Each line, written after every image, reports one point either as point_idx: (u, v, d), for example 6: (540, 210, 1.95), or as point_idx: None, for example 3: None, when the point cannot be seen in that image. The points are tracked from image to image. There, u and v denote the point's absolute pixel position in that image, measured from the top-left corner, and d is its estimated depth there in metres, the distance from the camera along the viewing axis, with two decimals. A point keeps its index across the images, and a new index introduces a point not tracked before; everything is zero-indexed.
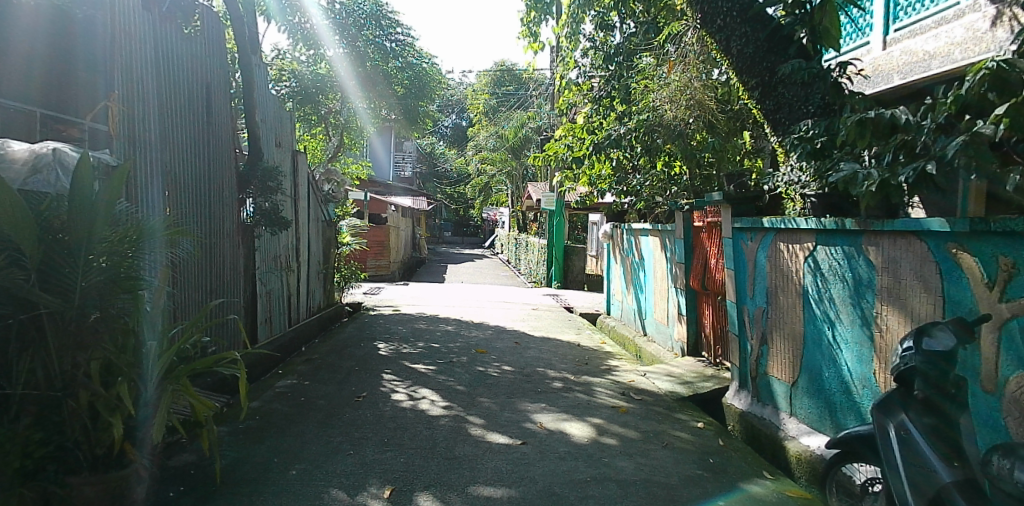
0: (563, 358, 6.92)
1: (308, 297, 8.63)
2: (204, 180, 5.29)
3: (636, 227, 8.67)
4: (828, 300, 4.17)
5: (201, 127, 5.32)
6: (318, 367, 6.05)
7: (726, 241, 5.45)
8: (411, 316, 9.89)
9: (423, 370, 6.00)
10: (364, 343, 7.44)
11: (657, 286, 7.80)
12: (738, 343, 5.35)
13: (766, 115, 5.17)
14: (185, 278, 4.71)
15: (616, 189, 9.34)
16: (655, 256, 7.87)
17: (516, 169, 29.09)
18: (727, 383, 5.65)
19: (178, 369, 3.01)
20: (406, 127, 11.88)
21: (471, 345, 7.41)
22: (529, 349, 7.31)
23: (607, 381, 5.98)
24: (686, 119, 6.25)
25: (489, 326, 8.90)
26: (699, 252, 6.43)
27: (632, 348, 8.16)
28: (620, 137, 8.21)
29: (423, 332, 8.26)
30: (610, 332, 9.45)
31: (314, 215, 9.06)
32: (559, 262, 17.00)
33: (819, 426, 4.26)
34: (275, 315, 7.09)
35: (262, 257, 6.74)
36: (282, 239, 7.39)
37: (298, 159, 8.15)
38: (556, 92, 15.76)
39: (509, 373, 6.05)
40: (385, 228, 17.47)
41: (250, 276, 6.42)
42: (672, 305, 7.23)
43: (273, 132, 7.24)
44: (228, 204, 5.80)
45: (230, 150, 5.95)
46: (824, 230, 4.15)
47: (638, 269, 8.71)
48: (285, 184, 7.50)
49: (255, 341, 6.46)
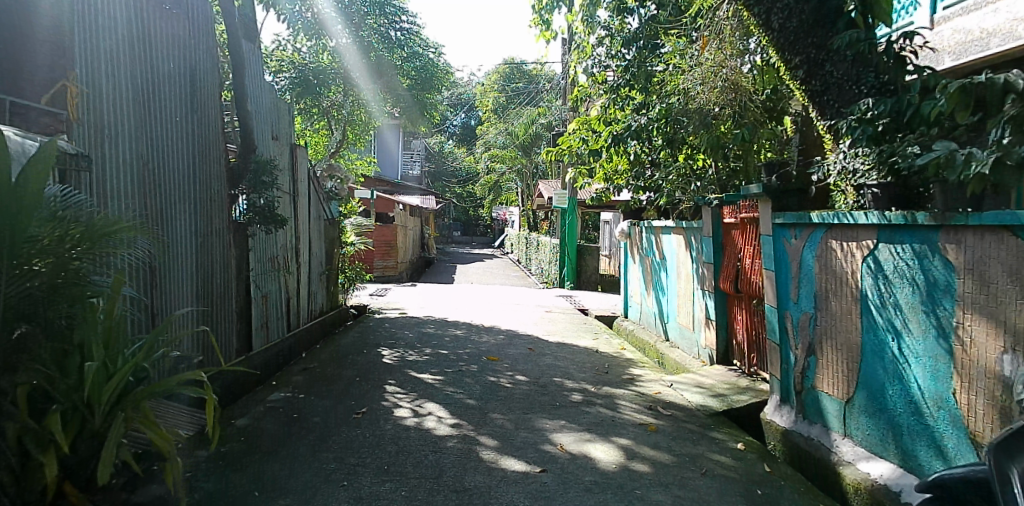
0: (581, 367, 6.39)
1: (309, 300, 8.15)
2: (187, 175, 4.82)
3: (657, 225, 8.13)
4: (894, 307, 3.61)
5: (185, 116, 4.85)
6: (316, 377, 5.55)
7: (765, 238, 4.92)
8: (418, 319, 9.38)
9: (430, 381, 5.49)
10: (367, 349, 6.94)
11: (681, 288, 7.26)
12: (780, 352, 4.82)
13: (810, 98, 4.65)
14: (161, 281, 4.24)
15: (636, 184, 8.87)
16: (678, 255, 7.33)
17: (526, 167, 28.53)
18: (765, 396, 5.12)
19: (133, 393, 2.53)
20: (413, 122, 11.39)
21: (482, 352, 6.89)
22: (544, 356, 6.80)
23: (632, 394, 5.46)
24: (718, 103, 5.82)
25: (501, 330, 8.39)
26: (730, 252, 5.89)
27: (654, 354, 7.62)
28: (646, 127, 7.66)
29: (431, 337, 7.76)
30: (629, 337, 8.90)
31: (315, 212, 8.57)
32: (572, 261, 16.41)
33: (881, 450, 3.72)
34: (272, 320, 6.61)
35: (257, 258, 6.29)
36: (280, 239, 6.92)
37: (297, 153, 7.69)
38: (569, 85, 15.19)
39: (524, 383, 5.53)
40: (392, 227, 17.01)
41: (243, 279, 5.96)
42: (698, 309, 6.68)
43: (269, 125, 6.78)
44: (215, 201, 5.34)
45: (218, 142, 5.48)
46: (888, 225, 3.60)
47: (659, 269, 8.16)
48: (283, 179, 7.03)
49: (250, 348, 6.01)
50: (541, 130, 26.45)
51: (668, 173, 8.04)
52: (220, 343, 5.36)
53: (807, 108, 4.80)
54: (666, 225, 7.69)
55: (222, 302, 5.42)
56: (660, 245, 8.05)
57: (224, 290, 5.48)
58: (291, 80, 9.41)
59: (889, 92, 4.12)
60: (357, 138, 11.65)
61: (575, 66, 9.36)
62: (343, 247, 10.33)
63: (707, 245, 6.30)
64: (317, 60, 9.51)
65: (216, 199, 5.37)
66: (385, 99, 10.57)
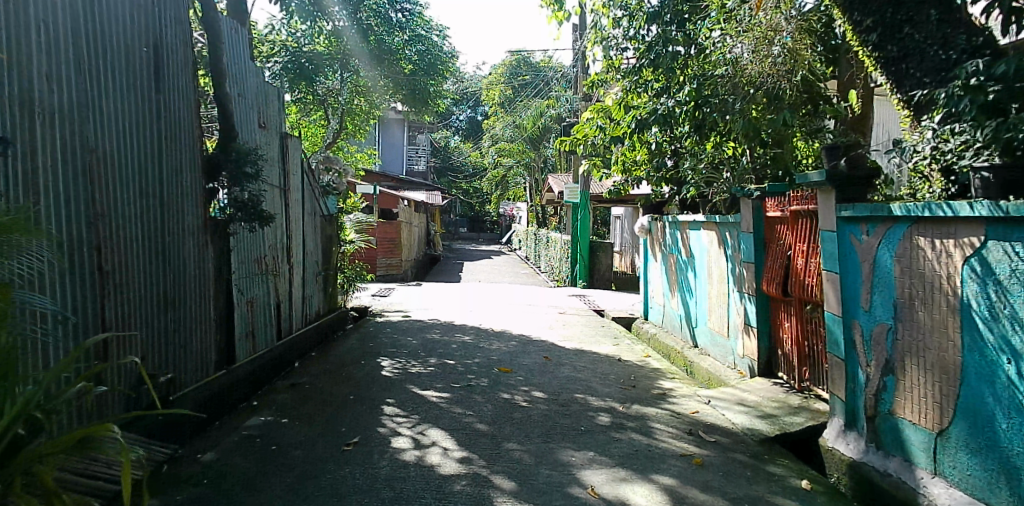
0: (604, 379, 5.66)
1: (302, 304, 7.46)
2: (148, 165, 4.13)
3: (683, 220, 7.40)
4: (1009, 320, 2.85)
5: (147, 96, 4.15)
6: (304, 396, 4.86)
7: (827, 235, 4.19)
8: (422, 323, 8.68)
9: (435, 399, 4.78)
10: (365, 360, 6.25)
11: (714, 290, 6.54)
12: (846, 369, 4.08)
13: (883, 66, 3.94)
14: (107, 291, 3.58)
15: (658, 174, 8.20)
16: (709, 253, 6.61)
17: (535, 161, 27.76)
18: (824, 419, 4.38)
19: (23, 450, 1.91)
20: (416, 109, 10.51)
21: (492, 362, 6.19)
22: (561, 367, 6.09)
23: (666, 414, 4.74)
24: (771, 79, 5.68)
25: (512, 336, 7.68)
26: (775, 250, 5.18)
27: (682, 362, 6.92)
28: (682, 107, 6.82)
29: (436, 344, 7.05)
30: (651, 341, 8.18)
31: (309, 208, 7.88)
32: (584, 259, 15.65)
33: (987, 496, 2.95)
34: (258, 327, 5.93)
35: (240, 259, 5.60)
36: (268, 238, 6.23)
37: (287, 143, 7.00)
38: (580, 73, 14.42)
39: (542, 402, 4.81)
40: (396, 224, 16.30)
41: (224, 283, 5.29)
42: (735, 313, 5.97)
43: (254, 110, 6.10)
44: (186, 196, 4.66)
45: (190, 128, 4.79)
46: (1003, 217, 2.84)
47: (685, 269, 7.45)
48: (270, 171, 6.35)
49: (232, 362, 5.34)
50: (550, 122, 25.65)
51: (698, 161, 7.35)
52: (194, 358, 4.69)
53: (877, 77, 4.14)
54: (695, 219, 6.96)
55: (195, 311, 4.74)
56: (687, 242, 7.34)
57: (198, 295, 4.81)
58: (287, 67, 8.44)
59: (985, 55, 3.53)
60: (355, 129, 10.96)
61: (591, 50, 8.60)
62: (342, 246, 9.64)
63: (747, 242, 5.60)
64: (314, 43, 8.62)
65: (187, 194, 4.68)
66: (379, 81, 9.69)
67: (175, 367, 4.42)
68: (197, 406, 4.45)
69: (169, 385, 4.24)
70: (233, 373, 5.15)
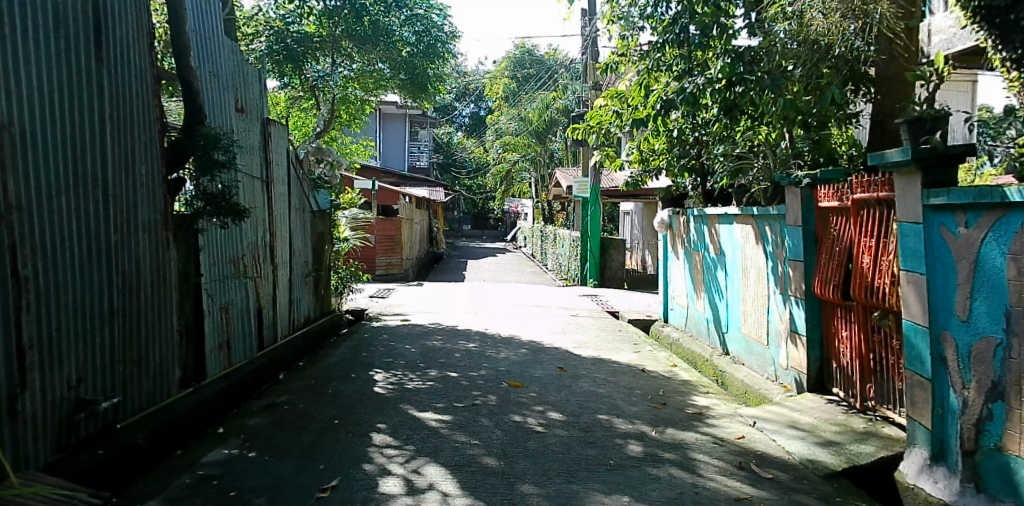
0: (629, 395, 4.92)
1: (289, 309, 6.77)
2: (87, 146, 3.41)
3: (711, 213, 6.67)
4: None
5: (84, 64, 3.42)
6: (281, 420, 4.13)
7: (911, 228, 3.44)
8: (422, 328, 7.96)
9: (434, 423, 4.05)
10: (356, 372, 5.53)
11: (749, 291, 5.83)
12: (935, 392, 3.32)
13: (985, 18, 3.22)
14: (21, 305, 2.86)
15: (683, 160, 7.51)
16: (744, 250, 5.89)
17: (541, 155, 26.97)
18: (900, 448, 3.63)
19: None
20: (412, 96, 9.61)
21: (500, 374, 5.45)
22: (579, 380, 5.36)
23: (708, 441, 4.01)
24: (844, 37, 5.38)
25: (521, 342, 6.95)
26: (832, 246, 4.45)
27: (712, 372, 6.22)
28: (714, 83, 6.02)
29: (437, 353, 6.32)
30: (673, 347, 7.47)
31: (297, 202, 7.16)
32: (594, 257, 14.90)
33: None
34: (234, 336, 5.22)
35: (213, 260, 4.91)
36: (247, 236, 5.54)
37: (270, 130, 6.29)
38: (589, 60, 13.67)
39: (560, 426, 4.07)
40: (397, 220, 15.56)
41: (191, 287, 4.60)
42: (778, 319, 5.27)
43: (229, 90, 5.39)
44: (140, 186, 3.95)
45: (146, 107, 4.08)
46: None
47: (713, 267, 6.73)
48: (249, 160, 5.64)
49: (201, 377, 4.67)
50: (556, 114, 24.88)
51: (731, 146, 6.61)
52: (151, 376, 4.00)
53: (977, 31, 3.40)
54: (726, 212, 6.24)
55: (153, 322, 4.06)
56: (716, 237, 6.61)
57: (156, 302, 4.10)
58: (277, 51, 7.75)
59: None
60: (349, 117, 10.23)
61: (606, 28, 7.74)
62: (336, 244, 8.92)
63: (795, 238, 4.88)
64: (304, 26, 7.95)
65: (142, 184, 3.97)
66: (373, 60, 8.96)
67: (124, 391, 3.71)
68: (149, 433, 3.76)
69: (114, 410, 3.56)
70: (200, 392, 4.47)
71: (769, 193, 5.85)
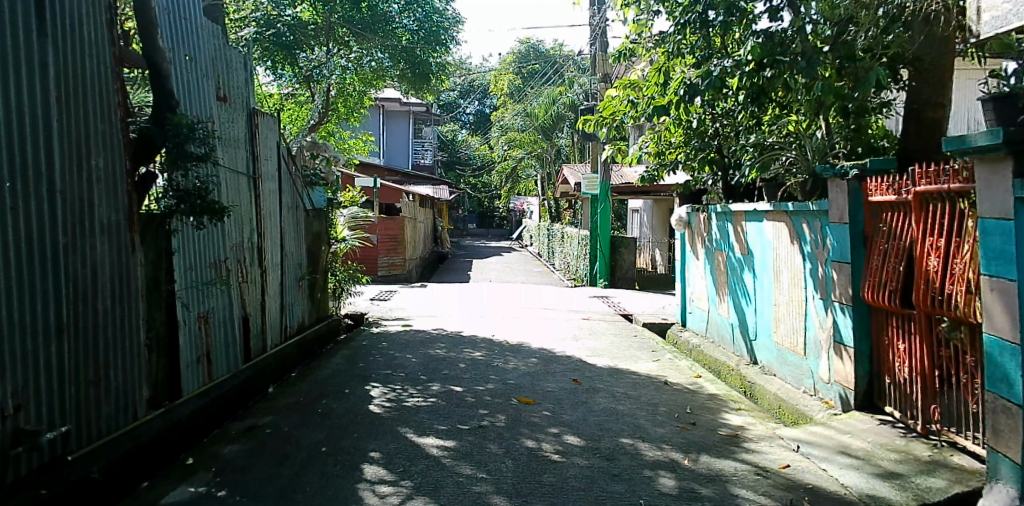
0: (654, 414, 4.40)
1: (281, 315, 6.28)
2: (26, 132, 2.90)
3: (738, 210, 6.15)
4: None
5: (22, 35, 2.92)
6: (261, 447, 3.62)
7: (996, 223, 2.91)
8: (425, 335, 7.44)
9: (435, 451, 3.53)
10: (351, 387, 5.03)
11: (782, 295, 5.31)
12: None
13: None
14: None
15: (702, 153, 7.03)
16: (776, 249, 5.37)
17: (547, 151, 26.47)
18: (978, 483, 3.06)
19: None
20: (413, 88, 9.07)
21: (509, 389, 4.94)
22: (596, 394, 4.84)
23: (750, 471, 3.48)
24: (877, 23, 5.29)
25: (531, 350, 6.44)
26: (888, 247, 3.92)
27: (739, 382, 5.71)
28: (744, 66, 5.41)
29: (440, 363, 5.81)
30: (693, 354, 6.96)
31: (289, 200, 6.68)
32: (604, 256, 14.38)
33: None
34: (216, 349, 4.73)
35: (190, 265, 4.41)
36: (230, 237, 5.04)
37: (256, 122, 5.78)
38: (597, 51, 13.15)
39: (579, 454, 3.55)
40: (399, 219, 15.05)
41: (164, 295, 4.10)
42: (817, 327, 4.76)
43: (210, 76, 4.90)
44: (96, 181, 3.44)
45: (103, 91, 3.57)
46: None
47: (739, 269, 6.21)
48: (231, 154, 5.15)
49: (176, 396, 4.17)
50: (563, 110, 24.34)
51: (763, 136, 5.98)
52: (114, 398, 3.50)
53: None
54: (755, 209, 5.71)
55: (115, 336, 3.55)
56: (742, 236, 6.09)
57: (120, 312, 3.61)
58: (268, 38, 7.42)
59: None
60: (347, 112, 9.67)
61: (619, 10, 7.14)
62: (333, 245, 8.42)
63: (841, 236, 4.35)
64: (298, 12, 7.65)
65: (99, 179, 3.47)
66: (371, 49, 8.42)
67: (80, 417, 3.22)
68: (108, 466, 3.26)
69: (64, 440, 3.07)
70: (172, 413, 3.97)
71: (808, 187, 5.22)
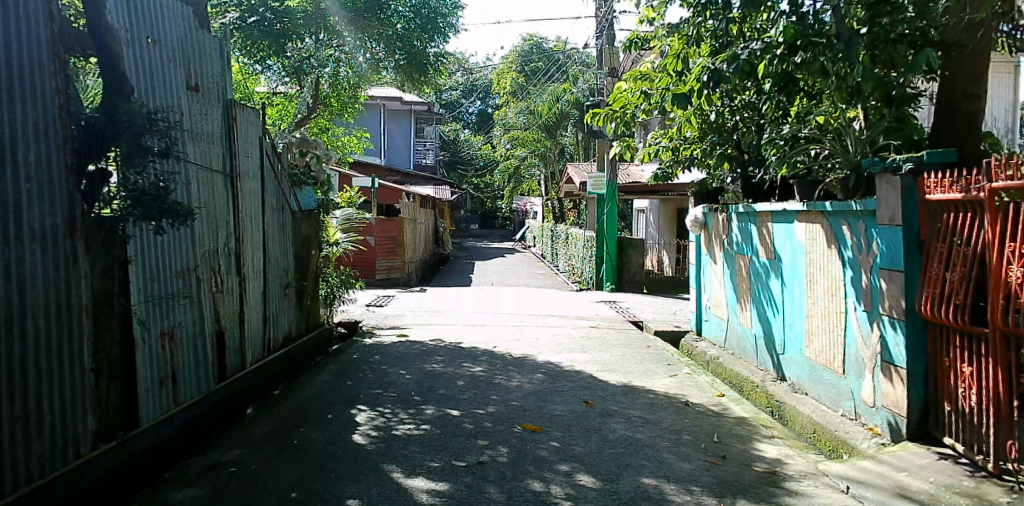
0: (677, 445, 3.85)
1: (264, 326, 5.76)
2: None
3: (763, 210, 5.60)
4: None
5: None
6: (221, 492, 3.10)
7: None
8: (421, 346, 6.91)
9: (424, 497, 3.00)
10: (335, 410, 4.50)
11: (816, 306, 4.78)
12: None
13: None
14: None
15: (720, 148, 6.46)
16: (809, 254, 4.84)
17: (551, 150, 25.94)
18: None
19: None
20: (409, 79, 8.56)
21: (512, 412, 4.40)
22: (610, 420, 4.30)
23: None
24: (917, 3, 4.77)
25: (536, 365, 5.90)
26: (953, 253, 3.37)
27: (766, 401, 5.16)
28: (774, 49, 4.88)
29: (436, 381, 5.28)
30: (711, 367, 6.42)
31: (273, 201, 6.15)
32: (611, 258, 13.84)
33: None
34: (183, 368, 4.21)
35: (150, 275, 3.88)
36: (201, 243, 4.53)
37: (234, 114, 5.25)
38: (604, 44, 12.63)
39: (594, 500, 3.00)
40: (399, 220, 14.56)
41: (118, 311, 3.55)
42: (860, 343, 4.22)
43: (178, 63, 4.38)
44: (24, 178, 2.89)
45: (36, 74, 3.01)
46: None
47: (764, 275, 5.66)
48: (202, 148, 4.61)
49: (133, 426, 3.65)
50: (567, 107, 23.83)
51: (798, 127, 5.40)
52: (49, 433, 2.96)
53: None
54: (785, 209, 5.18)
55: (53, 362, 3.00)
56: (768, 239, 5.55)
57: (60, 333, 3.06)
58: (251, 25, 6.65)
59: None
60: (339, 105, 9.21)
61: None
62: (324, 248, 7.89)
63: (891, 240, 3.81)
64: None
65: (29, 176, 2.92)
66: (365, 39, 7.99)
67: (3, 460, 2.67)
68: None
69: None
70: (125, 446, 3.44)
71: (850, 185, 4.70)
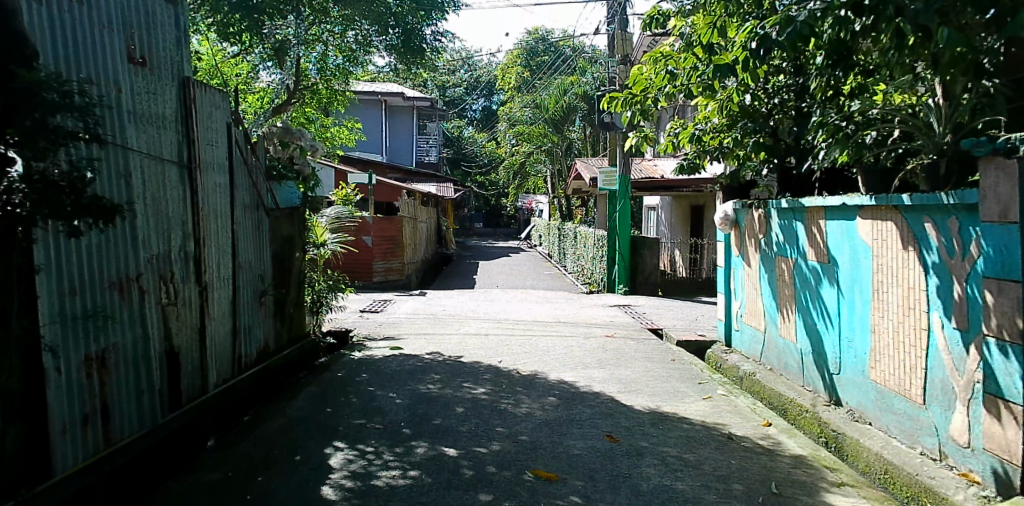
0: (729, 500, 3.07)
1: (233, 341, 5.01)
2: None
3: (813, 205, 4.81)
4: None
5: None
6: None
7: None
8: (417, 361, 6.14)
9: None
10: (305, 449, 3.72)
11: (885, 320, 3.99)
12: None
13: None
14: None
15: (755, 136, 5.59)
16: (878, 259, 4.05)
17: (557, 146, 25.16)
18: None
19: None
20: (404, 62, 7.77)
21: (521, 452, 3.62)
22: (641, 462, 3.52)
23: None
24: None
25: (549, 386, 5.12)
26: None
27: (820, 431, 4.37)
28: (836, 9, 3.90)
29: (432, 407, 4.51)
30: (747, 384, 5.64)
31: (245, 197, 5.39)
32: (624, 258, 13.04)
33: None
34: (116, 400, 3.43)
35: (69, 286, 3.12)
36: (145, 245, 3.77)
37: (190, 94, 4.45)
38: (615, 29, 11.85)
39: None
40: (398, 219, 13.89)
41: (18, 335, 2.76)
42: (948, 367, 3.41)
43: (112, 26, 3.57)
44: None
45: None
46: None
47: (813, 281, 4.87)
48: (145, 131, 3.83)
49: (44, 477, 2.88)
50: (575, 101, 23.05)
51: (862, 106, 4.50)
52: None
53: None
54: (844, 203, 4.39)
55: None
56: (820, 239, 4.76)
57: None
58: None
59: None
60: (329, 93, 8.51)
61: None
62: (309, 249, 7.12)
63: (1001, 243, 2.97)
64: None
65: None
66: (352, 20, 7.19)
67: None
68: None
69: None
70: None
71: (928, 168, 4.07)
